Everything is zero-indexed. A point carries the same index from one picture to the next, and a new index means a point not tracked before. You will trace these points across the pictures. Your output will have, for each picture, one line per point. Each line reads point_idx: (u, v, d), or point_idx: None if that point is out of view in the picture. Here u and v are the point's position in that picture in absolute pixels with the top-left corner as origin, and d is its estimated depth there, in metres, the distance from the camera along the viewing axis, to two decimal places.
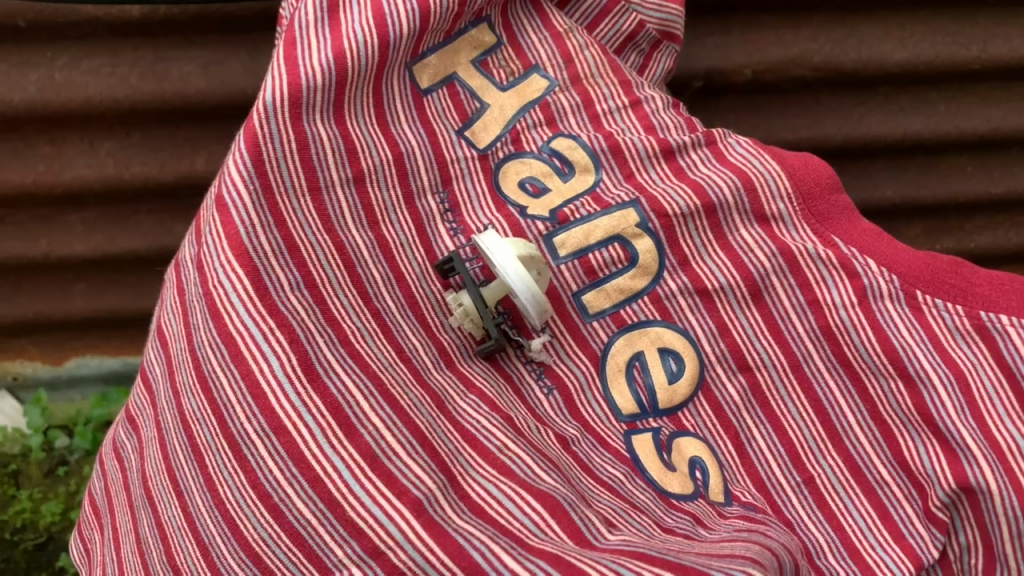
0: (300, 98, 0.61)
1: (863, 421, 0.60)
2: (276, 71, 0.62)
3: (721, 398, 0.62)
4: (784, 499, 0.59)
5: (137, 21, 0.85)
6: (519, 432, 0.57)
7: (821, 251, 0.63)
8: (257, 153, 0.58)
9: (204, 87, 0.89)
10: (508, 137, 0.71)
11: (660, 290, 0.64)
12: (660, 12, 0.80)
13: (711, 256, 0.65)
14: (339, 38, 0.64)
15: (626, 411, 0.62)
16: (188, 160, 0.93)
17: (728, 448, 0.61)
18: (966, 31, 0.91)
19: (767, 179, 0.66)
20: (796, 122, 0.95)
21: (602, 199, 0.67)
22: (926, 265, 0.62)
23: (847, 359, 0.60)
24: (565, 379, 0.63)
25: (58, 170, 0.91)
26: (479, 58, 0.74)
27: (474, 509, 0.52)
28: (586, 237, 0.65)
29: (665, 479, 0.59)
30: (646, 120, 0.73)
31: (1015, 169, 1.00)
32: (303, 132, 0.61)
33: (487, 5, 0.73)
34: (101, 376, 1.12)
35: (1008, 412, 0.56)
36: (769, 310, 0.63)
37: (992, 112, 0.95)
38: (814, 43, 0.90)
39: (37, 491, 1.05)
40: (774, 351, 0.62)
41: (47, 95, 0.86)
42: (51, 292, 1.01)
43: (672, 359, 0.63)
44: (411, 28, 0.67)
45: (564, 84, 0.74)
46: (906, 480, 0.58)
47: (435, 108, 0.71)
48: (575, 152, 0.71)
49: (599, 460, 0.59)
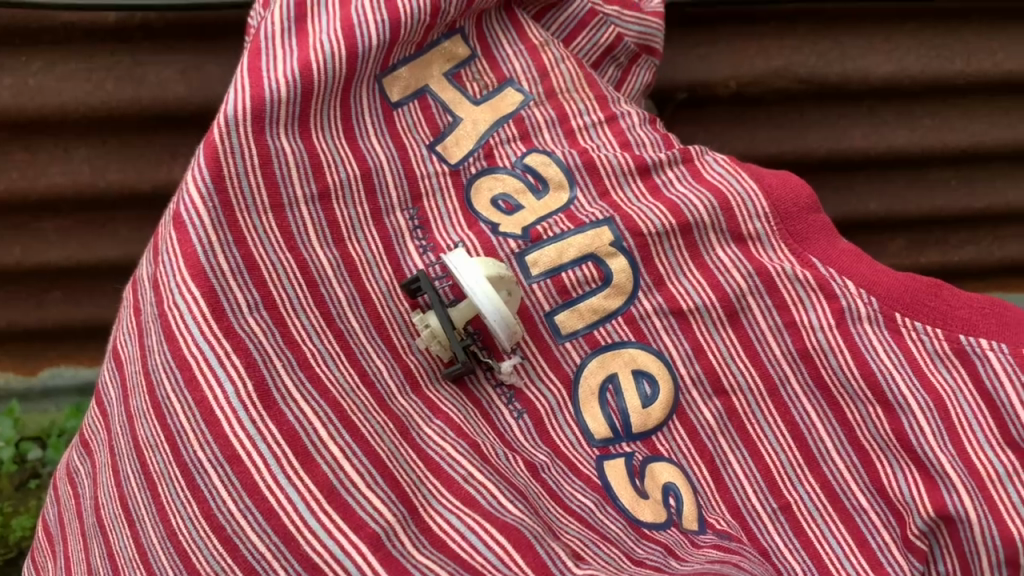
0: (264, 111, 0.58)
1: (841, 446, 0.57)
2: (240, 83, 0.59)
3: (696, 421, 0.59)
4: (760, 526, 0.56)
5: (113, 27, 0.84)
6: (486, 459, 0.53)
7: (799, 272, 0.60)
8: (218, 167, 0.55)
9: (182, 93, 0.86)
10: (481, 152, 0.68)
11: (633, 310, 0.61)
12: (639, 25, 0.79)
13: (687, 277, 0.62)
14: (306, 49, 0.62)
15: (599, 435, 0.59)
16: (165, 169, 0.89)
17: (703, 472, 0.58)
18: (950, 45, 0.89)
19: (744, 199, 0.63)
20: (778, 135, 0.92)
21: (576, 216, 0.64)
22: (905, 288, 0.60)
23: (825, 383, 0.58)
24: (536, 403, 0.60)
25: (32, 177, 0.87)
26: (452, 71, 0.71)
27: (434, 543, 0.49)
28: (559, 255, 0.62)
29: (637, 507, 0.56)
30: (621, 136, 0.71)
31: (998, 181, 0.97)
32: (267, 147, 0.58)
33: (460, 16, 0.70)
34: (77, 387, 1.04)
35: (987, 439, 0.54)
36: (745, 330, 0.60)
37: (975, 126, 0.92)
38: (799, 54, 0.88)
39: (7, 506, 0.97)
40: (751, 374, 0.59)
41: (21, 100, 0.83)
42: (23, 299, 0.95)
43: (646, 381, 0.60)
44: (381, 40, 0.64)
45: (539, 98, 0.71)
46: (884, 507, 0.55)
47: (406, 123, 0.67)
48: (549, 169, 0.68)
49: (570, 489, 0.56)
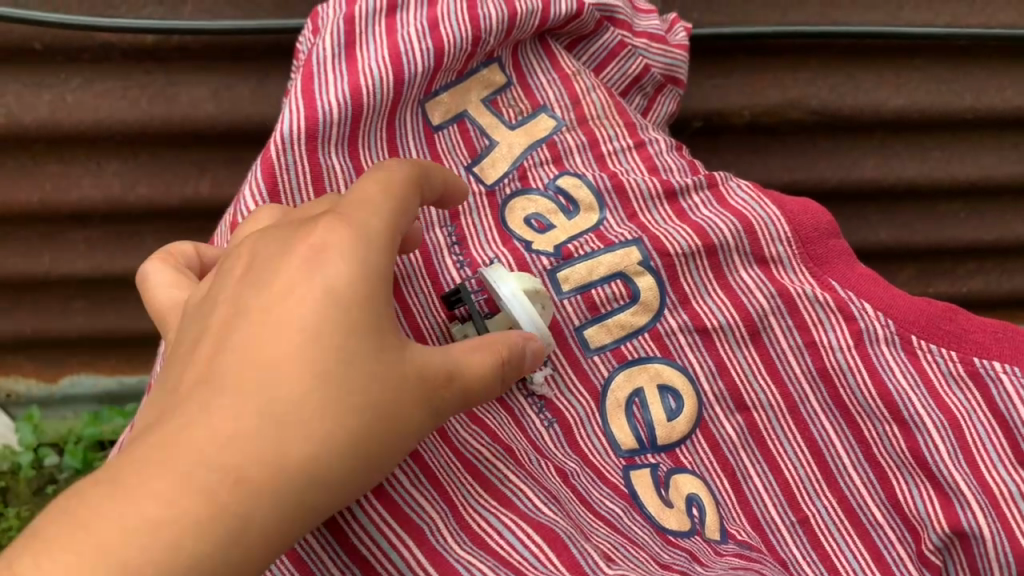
0: (317, 131, 0.50)
1: (858, 464, 0.51)
2: (292, 101, 0.51)
3: (718, 437, 0.52)
4: (779, 539, 0.50)
5: (149, 49, 0.70)
6: (520, 462, 0.45)
7: (819, 294, 0.53)
8: (275, 184, 0.49)
9: (214, 113, 0.73)
10: (515, 174, 0.58)
11: (661, 327, 0.54)
12: (666, 57, 0.67)
13: (712, 296, 0.55)
14: (354, 72, 0.52)
15: (625, 446, 0.51)
16: (193, 184, 0.77)
17: (725, 485, 0.51)
18: (960, 80, 0.80)
19: (767, 223, 0.56)
20: (791, 164, 0.84)
21: (606, 236, 0.55)
22: (920, 310, 0.54)
23: (843, 402, 0.52)
24: (566, 412, 0.51)
25: (63, 190, 0.76)
26: (490, 97, 0.60)
27: (476, 542, 0.40)
28: (590, 273, 0.53)
29: (662, 515, 0.49)
30: (649, 161, 0.61)
31: (1007, 215, 0.90)
32: (319, 165, 0.50)
33: (500, 44, 0.59)
34: (96, 395, 0.97)
35: (1000, 457, 0.50)
36: (767, 350, 0.53)
37: (986, 160, 0.84)
38: (812, 87, 0.79)
39: (24, 511, 0.96)
40: (771, 391, 0.53)
41: (59, 117, 0.72)
42: (49, 305, 0.85)
43: (672, 396, 0.52)
44: (426, 67, 0.54)
45: (572, 124, 0.61)
46: (899, 522, 0.50)
47: (445, 147, 0.57)
48: (578, 191, 0.58)
49: (598, 495, 0.48)
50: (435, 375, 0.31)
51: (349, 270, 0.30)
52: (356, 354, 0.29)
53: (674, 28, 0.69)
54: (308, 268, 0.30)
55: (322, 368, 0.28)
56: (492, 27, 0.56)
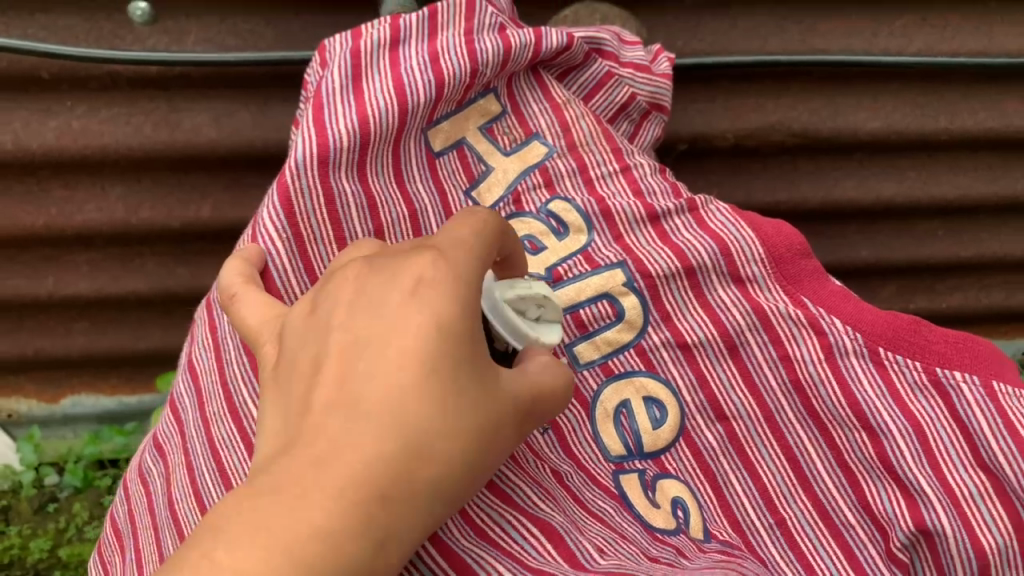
0: (328, 157, 0.55)
1: (830, 470, 0.57)
2: (303, 129, 0.57)
3: (700, 444, 0.58)
4: (758, 539, 0.56)
5: (155, 78, 0.75)
6: (518, 464, 0.51)
7: (791, 311, 0.59)
8: (291, 207, 0.54)
9: (215, 138, 0.78)
10: (510, 199, 0.65)
11: (644, 342, 0.61)
12: (651, 85, 0.74)
13: (692, 314, 0.61)
14: (363, 104, 0.58)
15: (614, 452, 0.58)
16: (195, 208, 0.83)
17: (707, 490, 0.57)
18: (934, 104, 0.87)
19: (743, 246, 0.62)
20: (774, 186, 0.92)
21: (593, 258, 0.63)
22: (886, 323, 0.59)
23: (816, 412, 0.58)
24: (559, 419, 0.57)
25: (68, 214, 0.82)
26: (487, 126, 0.66)
27: (478, 533, 0.46)
28: (576, 295, 0.61)
29: (649, 515, 0.55)
30: (636, 184, 0.68)
31: (985, 233, 1.00)
32: (331, 189, 0.56)
33: (497, 76, 0.65)
34: (96, 415, 1.09)
35: (962, 461, 0.55)
36: (744, 363, 0.59)
37: (960, 181, 0.94)
38: (793, 111, 0.86)
39: (26, 528, 1.09)
40: (748, 402, 0.59)
41: (65, 142, 0.77)
42: (51, 328, 0.94)
43: (656, 406, 0.59)
44: (427, 99, 0.60)
45: (562, 150, 0.68)
46: (870, 523, 0.56)
47: (445, 173, 0.64)
48: (568, 215, 0.65)
49: (591, 495, 0.54)
50: (520, 399, 0.34)
51: (452, 303, 0.31)
52: (469, 384, 0.31)
53: (658, 58, 0.76)
54: (415, 301, 0.31)
55: (440, 401, 0.30)
56: (489, 60, 0.63)
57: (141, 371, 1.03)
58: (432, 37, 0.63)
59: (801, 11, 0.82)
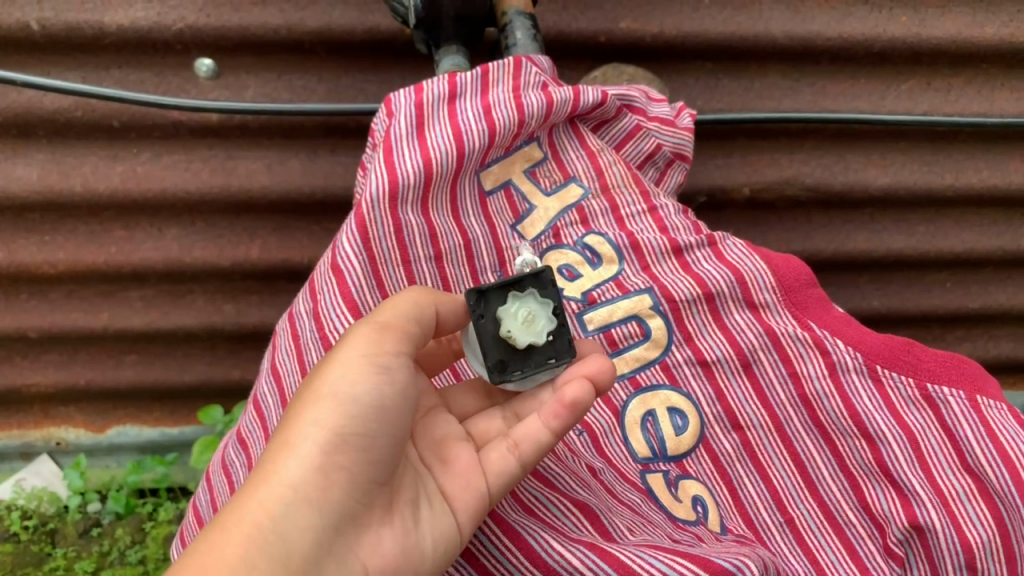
0: (397, 192, 0.70)
1: (835, 474, 0.70)
2: (377, 168, 0.71)
3: (718, 450, 0.72)
4: (769, 534, 0.68)
5: (215, 126, 0.91)
6: (559, 458, 0.65)
7: (801, 334, 0.73)
8: (366, 232, 0.68)
9: (302, 182, 0.95)
10: (550, 233, 0.79)
11: (669, 359, 0.74)
12: (675, 137, 0.87)
13: (711, 334, 0.75)
14: (426, 148, 0.72)
15: (641, 454, 0.71)
16: (244, 247, 0.99)
17: (722, 489, 0.70)
18: (939, 160, 1.03)
19: (756, 275, 0.76)
20: (790, 236, 1.07)
21: (624, 284, 0.77)
22: (884, 346, 0.73)
23: (822, 423, 0.71)
24: (592, 423, 0.71)
25: (127, 252, 0.98)
26: (529, 169, 0.80)
27: (526, 509, 0.59)
28: (610, 316, 0.75)
29: (673, 507, 0.68)
30: (661, 222, 0.82)
31: (989, 284, 1.15)
32: (399, 220, 0.70)
33: (540, 126, 0.79)
34: (138, 445, 1.20)
35: (949, 464, 0.68)
36: (757, 379, 0.73)
37: (967, 235, 1.08)
38: (806, 167, 1.01)
39: (72, 550, 1.17)
40: (762, 414, 0.72)
41: (129, 185, 0.93)
42: (102, 360, 1.08)
43: (678, 416, 0.72)
44: (481, 144, 0.74)
45: (596, 192, 0.81)
46: (868, 521, 0.68)
47: (495, 209, 0.78)
48: (602, 247, 0.79)
49: (622, 488, 0.67)
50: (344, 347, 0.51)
51: None
52: None
53: (681, 114, 0.89)
54: None
55: None
56: (535, 112, 0.76)
57: (184, 406, 1.16)
58: (484, 93, 0.77)
59: (815, 76, 0.97)
